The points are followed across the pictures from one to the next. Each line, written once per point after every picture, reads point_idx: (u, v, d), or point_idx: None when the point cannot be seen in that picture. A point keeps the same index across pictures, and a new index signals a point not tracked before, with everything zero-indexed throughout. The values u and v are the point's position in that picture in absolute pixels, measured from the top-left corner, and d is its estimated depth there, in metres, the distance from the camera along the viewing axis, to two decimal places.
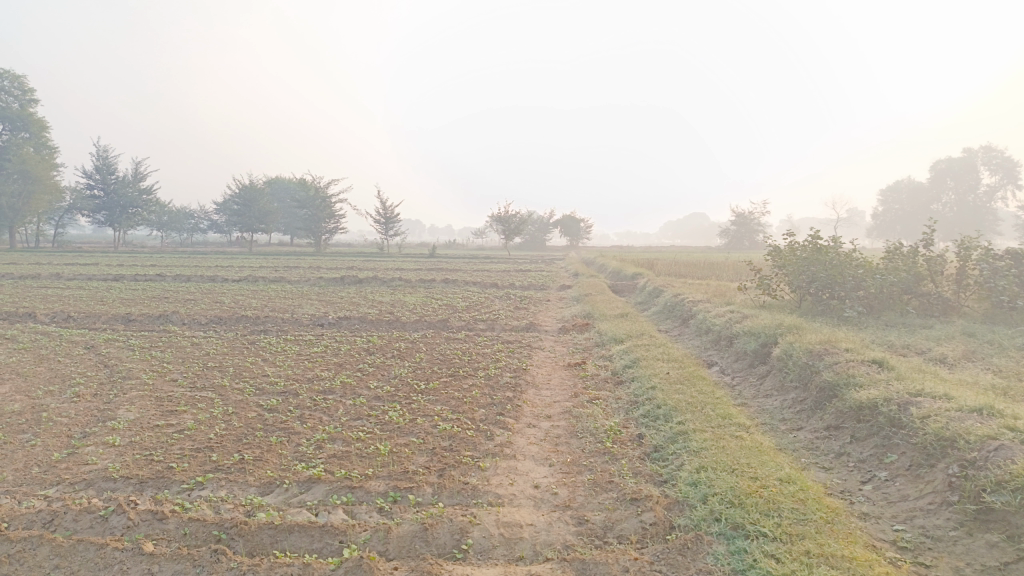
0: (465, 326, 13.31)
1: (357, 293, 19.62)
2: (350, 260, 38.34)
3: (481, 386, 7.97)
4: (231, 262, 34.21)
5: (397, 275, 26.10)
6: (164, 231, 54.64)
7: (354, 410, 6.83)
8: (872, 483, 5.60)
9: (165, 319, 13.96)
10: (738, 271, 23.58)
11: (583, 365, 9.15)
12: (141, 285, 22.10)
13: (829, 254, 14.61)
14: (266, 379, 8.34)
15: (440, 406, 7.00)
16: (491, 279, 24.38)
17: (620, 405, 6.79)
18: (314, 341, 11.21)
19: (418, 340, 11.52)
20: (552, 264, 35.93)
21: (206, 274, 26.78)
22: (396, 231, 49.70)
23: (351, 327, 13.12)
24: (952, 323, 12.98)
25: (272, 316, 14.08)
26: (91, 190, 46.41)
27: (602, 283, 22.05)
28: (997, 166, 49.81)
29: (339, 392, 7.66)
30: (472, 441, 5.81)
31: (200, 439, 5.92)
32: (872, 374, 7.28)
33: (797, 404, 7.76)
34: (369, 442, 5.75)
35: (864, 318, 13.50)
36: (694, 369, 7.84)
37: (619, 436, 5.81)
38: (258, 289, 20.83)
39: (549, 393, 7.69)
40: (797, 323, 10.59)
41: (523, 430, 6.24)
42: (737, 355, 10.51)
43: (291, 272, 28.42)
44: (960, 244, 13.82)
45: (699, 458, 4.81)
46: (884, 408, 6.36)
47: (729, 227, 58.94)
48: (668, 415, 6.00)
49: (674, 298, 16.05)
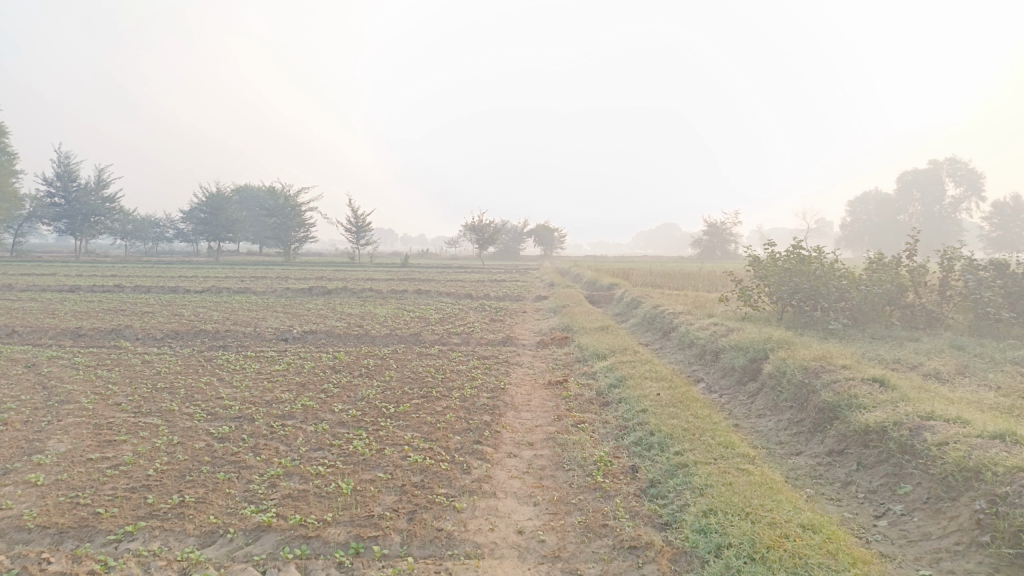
0: (438, 340, 12.65)
1: (326, 305, 18.87)
2: (320, 269, 37.45)
3: (455, 408, 7.34)
4: (196, 272, 33.19)
5: (368, 285, 25.36)
6: (128, 240, 53.16)
7: (315, 439, 6.17)
8: (887, 518, 5.10)
9: (118, 334, 13.10)
10: (714, 281, 23.25)
11: (564, 383, 8.56)
12: (98, 296, 21.12)
13: (813, 265, 14.20)
14: (220, 403, 7.60)
15: (411, 433, 6.36)
16: (464, 290, 23.76)
17: (608, 431, 6.22)
18: (276, 358, 10.47)
19: (388, 355, 10.84)
20: (526, 274, 35.38)
21: (169, 285, 25.76)
22: (367, 240, 48.83)
23: (316, 342, 12.39)
24: (938, 336, 12.63)
25: (234, 330, 13.30)
26: (50, 198, 44.85)
27: (578, 294, 21.55)
28: (960, 178, 50.52)
29: (299, 417, 6.99)
30: (447, 476, 5.18)
31: (136, 476, 5.22)
32: (876, 395, 6.79)
33: (795, 426, 7.27)
34: (329, 479, 5.10)
35: (849, 330, 13.12)
36: (686, 390, 7.29)
37: (609, 469, 5.22)
38: (222, 300, 20.01)
39: (530, 417, 7.08)
40: (786, 337, 10.12)
41: (503, 461, 5.63)
42: (724, 371, 10.00)
43: (258, 282, 27.56)
44: (943, 254, 13.52)
45: (704, 499, 4.24)
46: (895, 433, 5.85)
47: (701, 237, 59.01)
48: (663, 444, 5.44)
49: (653, 310, 15.56)
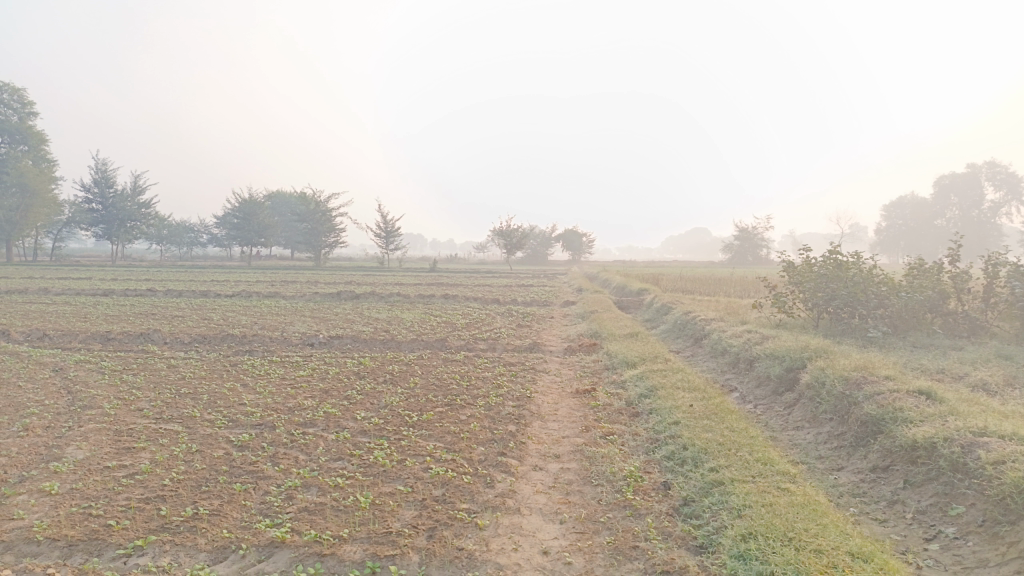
0: (464, 346, 12.47)
1: (353, 309, 18.82)
2: (348, 274, 37.62)
3: (480, 417, 7.13)
4: (228, 276, 33.51)
5: (396, 290, 25.33)
6: (163, 244, 54.00)
7: (336, 448, 6.00)
8: (938, 541, 4.76)
9: (147, 338, 13.12)
10: (746, 287, 22.78)
11: (593, 392, 8.31)
12: (131, 300, 21.31)
13: (851, 271, 13.74)
14: (241, 409, 7.48)
15: (434, 443, 6.15)
16: (492, 295, 23.59)
17: (639, 444, 5.96)
18: (301, 364, 10.36)
19: (414, 361, 10.68)
20: (554, 279, 35.14)
21: (200, 289, 25.99)
22: (396, 245, 48.97)
23: (342, 347, 12.27)
24: (983, 345, 12.11)
25: (260, 335, 13.25)
26: (88, 203, 45.67)
27: (607, 300, 21.24)
28: (1001, 182, 49.12)
29: (320, 424, 6.85)
30: (469, 490, 4.97)
31: (152, 486, 5.09)
32: (923, 408, 6.43)
33: (835, 440, 6.94)
34: (347, 492, 4.92)
35: (889, 338, 12.65)
36: (720, 401, 6.98)
37: (640, 484, 4.97)
38: (251, 304, 20.07)
39: (557, 428, 6.84)
40: (824, 345, 9.74)
41: (528, 475, 5.40)
42: (759, 380, 9.66)
43: (287, 286, 27.69)
44: (987, 260, 12.99)
45: (742, 522, 3.97)
46: (945, 450, 5.50)
47: (732, 242, 58.20)
48: (697, 459, 5.17)
49: (684, 316, 15.21)
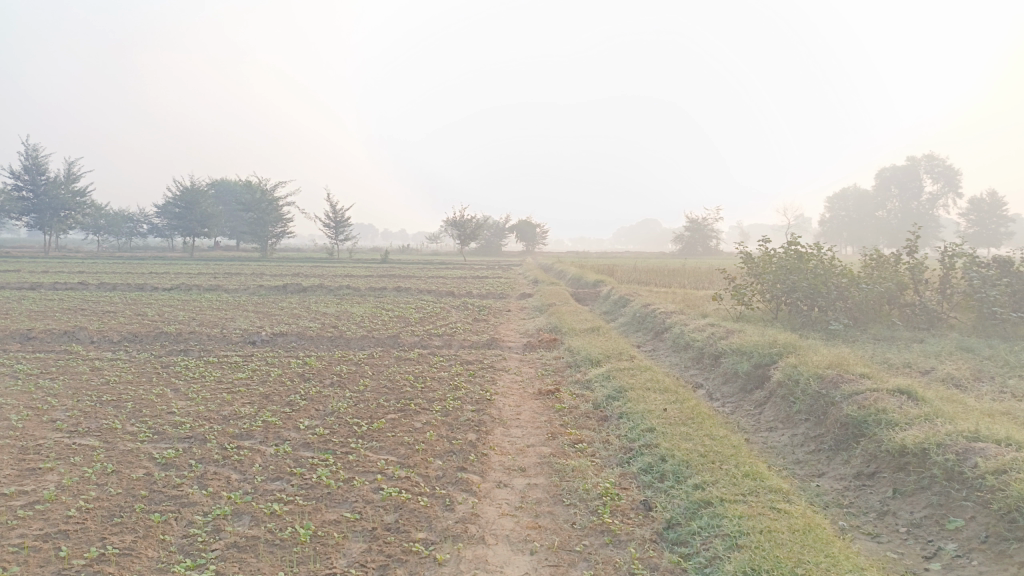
0: (417, 343, 11.80)
1: (300, 303, 17.94)
2: (296, 265, 36.47)
3: (436, 424, 6.53)
4: (167, 269, 31.95)
5: (345, 282, 24.38)
6: (100, 234, 51.62)
7: (274, 466, 5.35)
8: (939, 559, 4.37)
9: (71, 337, 12.10)
10: (700, 278, 22.56)
11: (556, 393, 7.79)
12: (60, 295, 19.96)
13: (811, 262, 13.47)
14: (169, 420, 6.72)
15: (385, 457, 5.54)
16: (446, 287, 22.94)
17: (611, 454, 5.45)
18: (240, 365, 9.58)
19: (363, 360, 10.00)
20: (509, 271, 34.58)
21: (135, 282, 24.63)
22: (345, 236, 47.73)
23: (286, 345, 11.48)
24: (943, 336, 12.01)
25: (197, 333, 12.34)
26: (19, 191, 43.26)
27: (563, 291, 20.80)
28: (938, 174, 50.47)
29: (257, 437, 6.16)
30: (426, 515, 4.38)
31: (54, 518, 4.36)
32: (906, 409, 6.08)
33: (814, 443, 6.56)
34: (285, 522, 4.28)
35: (850, 330, 12.46)
36: (695, 404, 6.53)
37: (618, 503, 4.46)
38: (190, 299, 18.99)
39: (520, 435, 6.29)
40: (791, 340, 9.41)
41: (492, 493, 4.84)
42: (725, 376, 9.28)
43: (230, 278, 26.52)
44: (944, 251, 12.87)
45: (742, 554, 3.50)
46: (939, 456, 5.14)
47: (683, 233, 58.51)
48: (678, 474, 4.69)
49: (643, 309, 14.83)
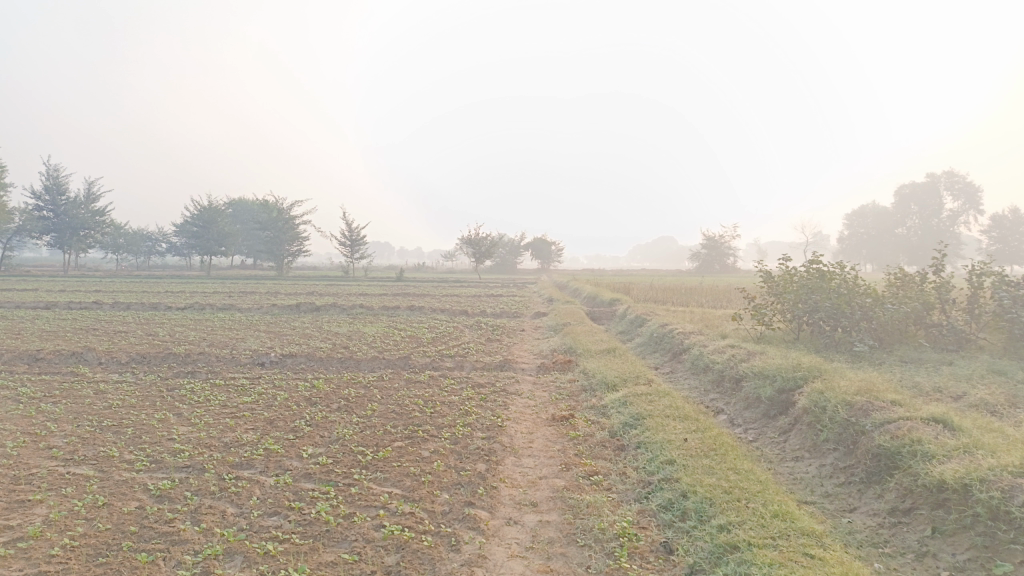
0: (429, 365, 11.53)
1: (312, 323, 17.77)
2: (311, 284, 36.39)
3: (444, 453, 6.24)
4: (183, 287, 32.01)
5: (359, 301, 24.21)
6: (119, 253, 52.04)
7: (272, 499, 5.08)
8: None
9: (80, 359, 11.95)
10: (719, 297, 22.15)
11: (571, 420, 7.47)
12: (73, 314, 19.95)
13: (834, 281, 13.08)
14: (168, 447, 6.48)
15: (389, 490, 5.25)
16: (460, 306, 22.72)
17: (628, 488, 5.14)
18: (246, 387, 9.35)
19: (373, 383, 9.73)
20: (524, 288, 34.36)
21: (150, 301, 24.65)
22: (361, 254, 47.74)
23: (295, 367, 11.25)
24: (973, 358, 11.55)
25: (206, 354, 12.14)
26: (39, 211, 43.72)
27: (578, 310, 20.48)
28: (959, 191, 49.75)
29: (258, 466, 5.90)
30: (429, 557, 4.08)
31: (36, 557, 4.11)
32: (943, 440, 5.71)
33: (844, 476, 6.19)
34: (279, 564, 4.00)
35: (875, 352, 12.04)
36: (717, 434, 6.19)
37: (636, 545, 4.14)
38: (203, 318, 18.87)
39: (532, 465, 5.98)
40: (815, 363, 9.04)
41: (501, 532, 4.53)
42: (747, 401, 8.91)
43: (245, 297, 26.51)
44: (972, 270, 12.43)
45: None
46: (982, 494, 4.77)
47: (700, 251, 58.05)
48: (701, 513, 4.37)
49: (660, 329, 14.48)
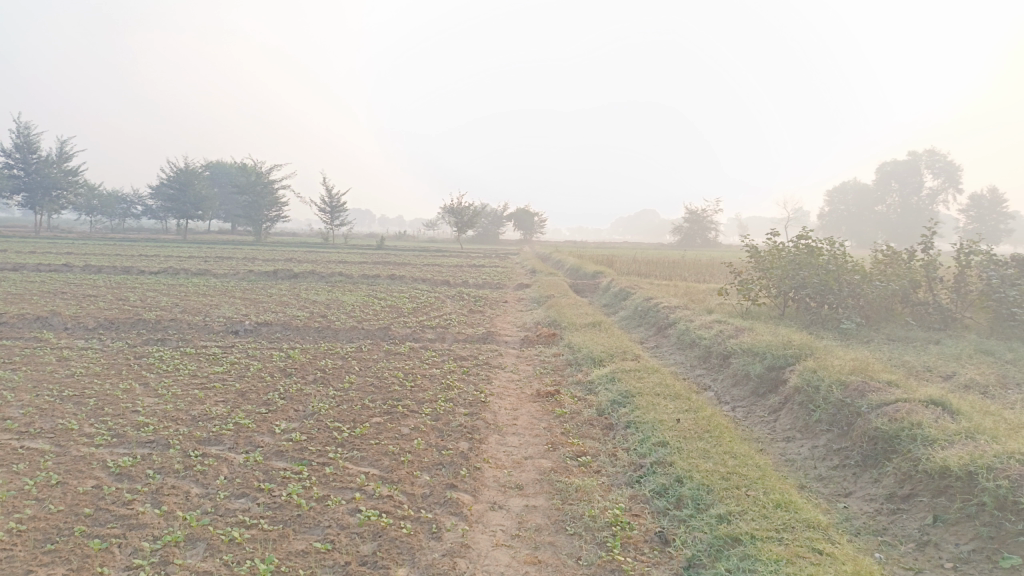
0: (409, 336, 11.20)
1: (291, 290, 17.35)
2: (289, 250, 35.71)
3: (425, 430, 5.94)
4: (158, 251, 31.22)
5: (338, 269, 23.69)
6: (93, 215, 50.79)
7: (241, 479, 4.75)
8: None
9: (45, 323, 11.46)
10: (703, 271, 21.98)
11: (556, 396, 7.20)
12: (42, 277, 19.33)
13: (823, 257, 12.80)
14: (132, 420, 6.11)
15: (366, 471, 4.95)
16: (442, 275, 22.35)
17: (619, 472, 4.88)
18: (218, 357, 8.96)
19: (350, 354, 9.39)
20: (506, 259, 33.98)
21: (122, 264, 23.94)
22: (341, 221, 46.97)
23: (270, 336, 10.87)
24: (959, 337, 11.43)
25: (177, 320, 11.70)
26: (9, 169, 42.37)
27: (561, 283, 20.20)
28: (940, 170, 49.88)
29: (227, 442, 5.56)
30: (408, 546, 3.79)
31: None
32: (943, 425, 5.50)
33: (839, 458, 5.98)
34: (245, 553, 3.69)
35: (862, 330, 11.89)
36: (709, 415, 5.95)
37: (630, 535, 3.88)
38: (177, 283, 18.34)
39: (517, 444, 5.71)
40: (805, 340, 8.83)
41: (485, 518, 4.25)
42: (736, 378, 8.69)
43: (221, 262, 25.87)
44: (960, 248, 12.27)
45: None
46: (988, 482, 4.56)
47: (682, 224, 57.93)
48: (699, 501, 4.12)
49: (646, 302, 14.24)
